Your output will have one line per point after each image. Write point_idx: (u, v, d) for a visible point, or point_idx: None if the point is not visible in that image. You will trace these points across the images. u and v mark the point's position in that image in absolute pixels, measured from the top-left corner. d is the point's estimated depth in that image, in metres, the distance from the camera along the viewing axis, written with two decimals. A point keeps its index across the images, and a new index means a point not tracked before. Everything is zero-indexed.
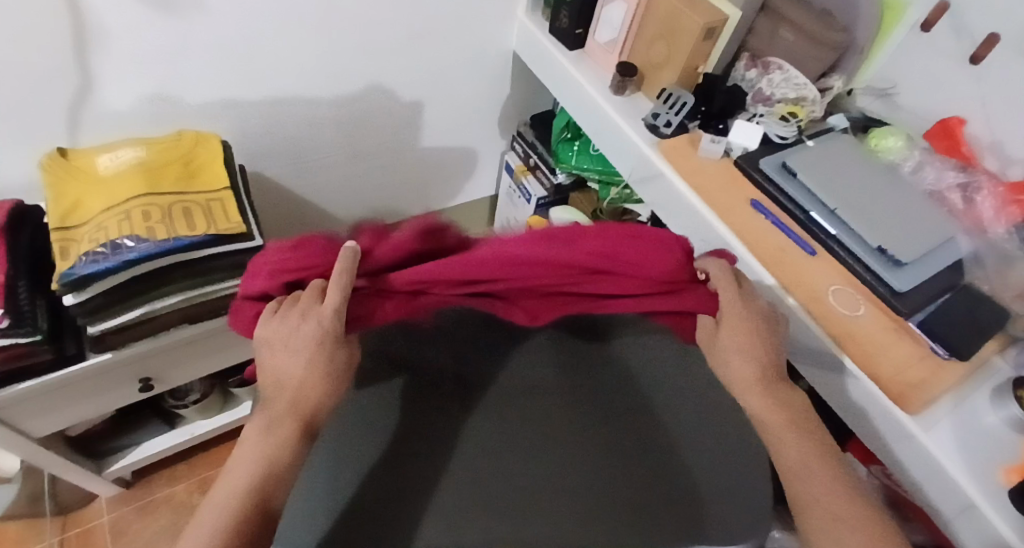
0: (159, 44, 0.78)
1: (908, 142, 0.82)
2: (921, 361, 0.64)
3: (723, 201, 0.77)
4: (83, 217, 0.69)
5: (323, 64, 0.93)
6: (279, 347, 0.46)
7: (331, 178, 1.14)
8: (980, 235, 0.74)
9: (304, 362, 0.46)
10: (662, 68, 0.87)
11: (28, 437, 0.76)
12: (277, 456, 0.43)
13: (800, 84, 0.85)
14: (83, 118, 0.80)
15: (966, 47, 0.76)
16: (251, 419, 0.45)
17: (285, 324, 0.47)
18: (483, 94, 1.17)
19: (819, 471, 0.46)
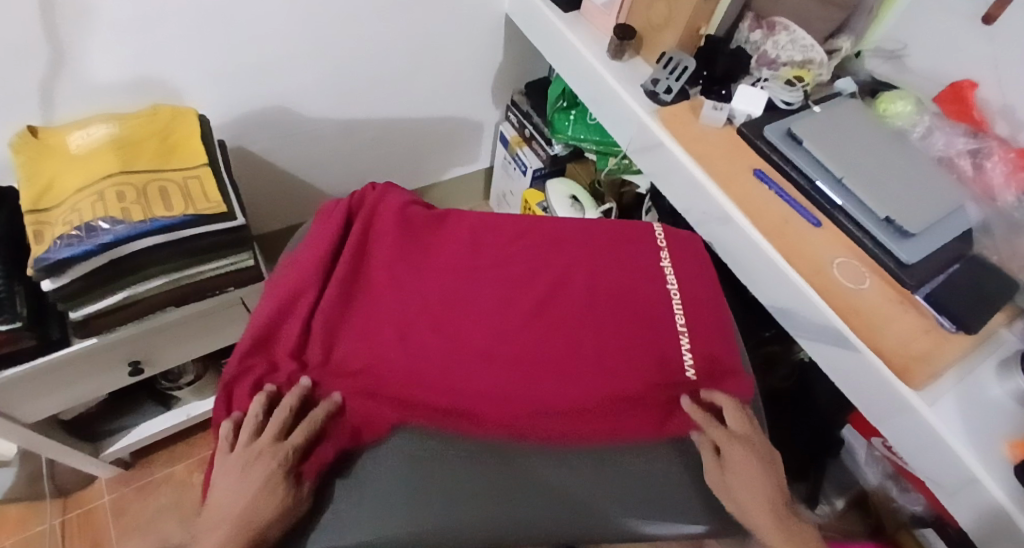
0: (129, 14, 0.73)
1: (918, 106, 0.79)
2: (926, 334, 0.63)
3: (725, 171, 0.74)
4: (56, 198, 0.66)
5: (305, 32, 0.89)
6: (240, 466, 0.48)
7: (319, 152, 1.10)
8: (989, 202, 0.71)
9: (253, 480, 0.47)
10: (662, 30, 0.83)
11: (18, 424, 0.75)
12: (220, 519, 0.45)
13: (807, 46, 0.81)
14: (55, 94, 0.76)
15: (980, 3, 0.72)
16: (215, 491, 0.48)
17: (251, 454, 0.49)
18: (475, 61, 1.12)
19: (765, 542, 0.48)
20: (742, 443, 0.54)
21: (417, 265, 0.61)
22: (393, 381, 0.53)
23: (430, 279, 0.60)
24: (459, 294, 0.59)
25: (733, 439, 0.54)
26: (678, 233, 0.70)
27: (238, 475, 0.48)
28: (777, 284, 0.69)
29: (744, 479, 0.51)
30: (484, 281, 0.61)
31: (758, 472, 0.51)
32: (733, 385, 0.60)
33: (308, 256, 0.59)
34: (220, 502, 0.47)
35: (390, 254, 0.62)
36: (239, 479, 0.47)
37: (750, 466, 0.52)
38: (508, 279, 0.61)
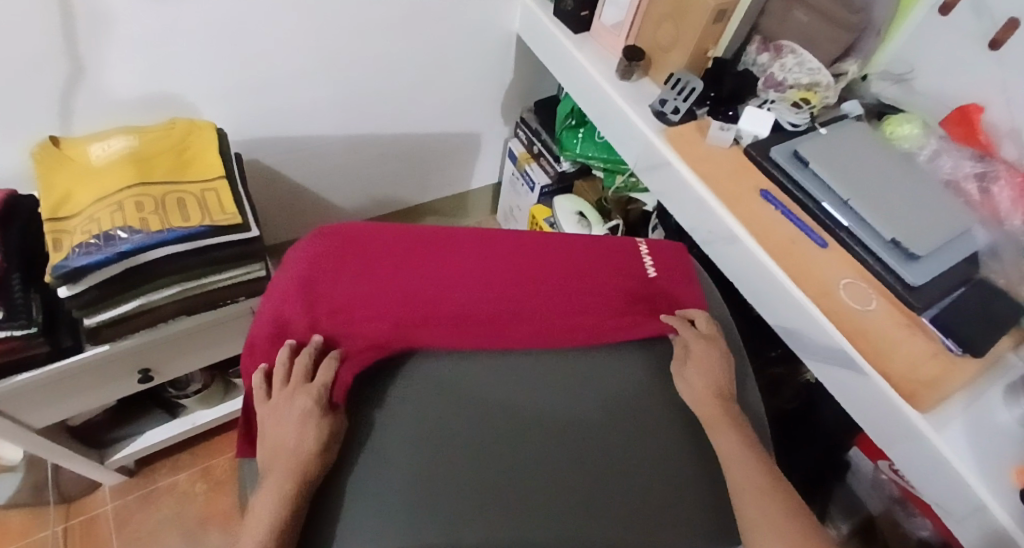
0: (148, 28, 0.75)
1: (924, 129, 0.80)
2: (933, 357, 0.63)
3: (732, 192, 0.74)
4: (75, 208, 0.67)
5: (319, 48, 0.91)
6: (284, 412, 0.51)
7: (329, 165, 1.12)
8: (996, 226, 0.72)
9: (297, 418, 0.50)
10: (670, 51, 0.84)
11: (27, 429, 0.76)
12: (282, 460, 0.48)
13: (813, 69, 0.82)
14: (75, 105, 0.78)
15: (986, 29, 0.73)
16: (268, 446, 0.50)
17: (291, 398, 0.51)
18: (485, 79, 1.14)
19: (751, 491, 0.50)
20: (706, 339, 0.61)
21: (397, 242, 0.62)
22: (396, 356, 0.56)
23: (412, 253, 0.62)
24: (465, 269, 0.61)
25: (700, 336, 0.61)
26: (662, 243, 0.71)
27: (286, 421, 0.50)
28: (784, 305, 0.69)
29: (705, 380, 0.58)
30: (468, 247, 0.64)
31: (717, 368, 0.59)
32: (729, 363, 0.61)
33: (313, 256, 0.60)
34: (274, 451, 0.49)
35: (365, 237, 0.63)
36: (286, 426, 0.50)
37: (730, 425, 0.55)
38: (511, 270, 0.62)
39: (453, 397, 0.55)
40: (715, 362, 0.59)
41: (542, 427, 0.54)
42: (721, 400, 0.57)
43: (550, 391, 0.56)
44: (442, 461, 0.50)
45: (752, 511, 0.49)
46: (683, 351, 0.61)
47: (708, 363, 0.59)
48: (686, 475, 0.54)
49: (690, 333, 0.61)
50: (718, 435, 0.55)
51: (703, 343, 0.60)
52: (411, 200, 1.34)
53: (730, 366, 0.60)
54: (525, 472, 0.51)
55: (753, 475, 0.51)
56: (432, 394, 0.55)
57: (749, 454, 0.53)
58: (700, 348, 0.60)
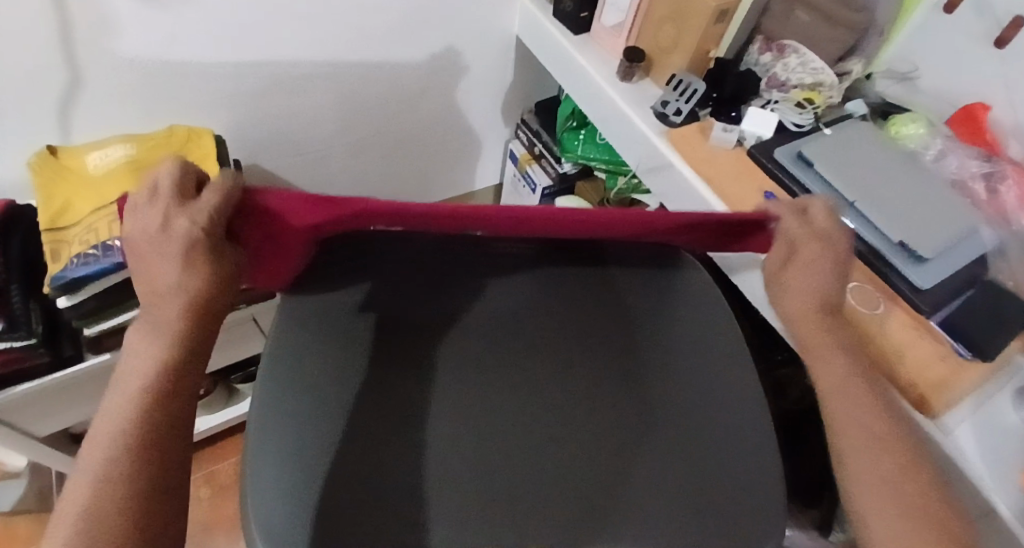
0: (147, 35, 0.75)
1: (930, 129, 0.79)
2: (941, 361, 0.62)
3: (735, 193, 0.74)
4: (74, 217, 0.68)
5: (322, 52, 0.90)
6: (151, 336, 0.42)
7: (330, 169, 1.12)
8: (1004, 227, 0.71)
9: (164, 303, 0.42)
10: (671, 52, 0.83)
11: (33, 438, 0.75)
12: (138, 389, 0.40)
13: (817, 69, 0.82)
14: (75, 114, 0.78)
15: (991, 27, 0.72)
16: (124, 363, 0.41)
17: (156, 338, 0.42)
18: (487, 81, 1.13)
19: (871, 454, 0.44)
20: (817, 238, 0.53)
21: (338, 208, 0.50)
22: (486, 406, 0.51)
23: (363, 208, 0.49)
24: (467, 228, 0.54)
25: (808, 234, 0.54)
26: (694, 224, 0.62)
27: (139, 347, 0.42)
28: None
29: (802, 287, 0.53)
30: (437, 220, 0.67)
31: (825, 275, 0.52)
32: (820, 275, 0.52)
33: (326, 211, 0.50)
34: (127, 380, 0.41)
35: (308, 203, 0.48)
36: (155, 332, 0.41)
37: (835, 349, 0.50)
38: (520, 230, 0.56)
39: (477, 380, 0.52)
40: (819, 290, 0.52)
41: (604, 431, 0.50)
42: (824, 312, 0.52)
43: (585, 388, 0.53)
44: (477, 446, 0.48)
45: (854, 456, 0.45)
46: (783, 256, 0.54)
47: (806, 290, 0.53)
48: (741, 459, 0.49)
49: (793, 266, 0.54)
50: (819, 360, 0.50)
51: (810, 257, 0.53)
52: None
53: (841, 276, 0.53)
54: (560, 454, 0.48)
55: (874, 470, 0.44)
56: (462, 401, 0.51)
57: (876, 418, 0.46)
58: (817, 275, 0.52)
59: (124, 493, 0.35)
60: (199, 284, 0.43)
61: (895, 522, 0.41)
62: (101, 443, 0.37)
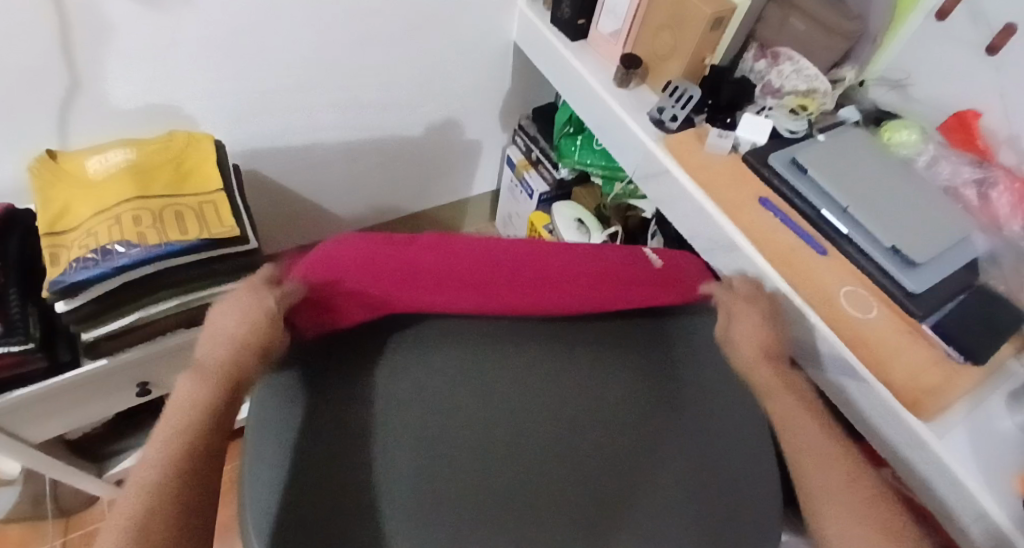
0: (147, 41, 0.75)
1: (922, 136, 0.80)
2: (935, 366, 0.62)
3: (731, 199, 0.74)
4: (73, 222, 0.68)
5: (321, 58, 0.91)
6: (202, 381, 0.48)
7: (329, 175, 1.12)
8: (995, 232, 0.72)
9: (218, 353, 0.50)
10: (668, 59, 0.84)
11: (27, 443, 0.75)
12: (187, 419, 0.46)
13: (811, 75, 0.83)
14: (74, 119, 0.78)
15: (983, 36, 0.73)
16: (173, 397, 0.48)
17: (206, 382, 0.48)
18: (485, 87, 1.14)
19: (827, 471, 0.49)
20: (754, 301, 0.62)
21: (399, 249, 0.57)
22: (461, 427, 0.54)
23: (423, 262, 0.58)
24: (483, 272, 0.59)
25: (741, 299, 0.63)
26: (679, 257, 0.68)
27: (186, 388, 0.48)
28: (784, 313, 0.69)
29: (749, 336, 0.59)
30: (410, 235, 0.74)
31: (760, 323, 0.60)
32: (761, 323, 0.60)
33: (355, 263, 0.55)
34: (172, 414, 0.47)
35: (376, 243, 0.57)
36: (205, 376, 0.48)
37: (785, 389, 0.56)
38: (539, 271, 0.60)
39: (464, 405, 0.55)
40: (754, 328, 0.59)
41: (578, 456, 0.54)
42: (771, 361, 0.58)
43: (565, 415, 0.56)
44: (441, 462, 0.51)
45: (813, 469, 0.50)
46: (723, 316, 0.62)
47: (753, 332, 0.59)
48: None
49: (745, 317, 0.60)
50: (768, 399, 0.56)
51: (755, 312, 0.61)
52: (410, 208, 1.34)
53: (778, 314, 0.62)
54: (540, 481, 0.51)
55: (831, 482, 0.48)
56: (444, 420, 0.54)
57: (823, 440, 0.51)
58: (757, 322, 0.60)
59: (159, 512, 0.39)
60: (251, 339, 0.51)
61: (854, 528, 0.45)
62: (151, 459, 0.43)
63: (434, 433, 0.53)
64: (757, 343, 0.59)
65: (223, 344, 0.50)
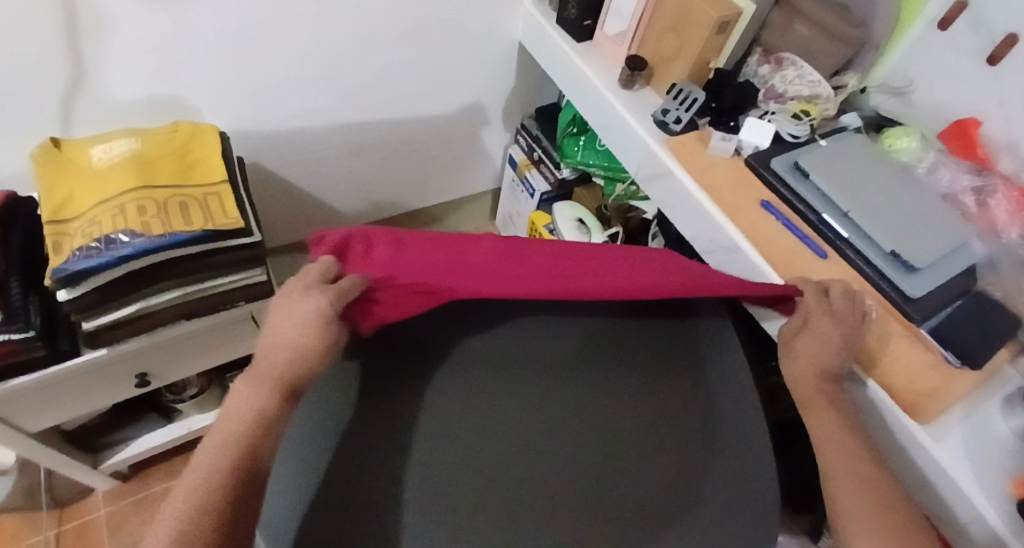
0: (153, 31, 0.75)
1: (923, 143, 0.81)
2: (934, 369, 0.62)
3: (732, 201, 0.75)
4: (76, 210, 0.67)
5: (326, 53, 0.91)
6: (260, 386, 0.44)
7: (332, 170, 1.12)
8: (994, 239, 0.72)
9: (278, 349, 0.45)
10: (673, 61, 0.85)
11: (23, 433, 0.74)
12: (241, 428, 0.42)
13: (815, 81, 0.82)
14: (77, 108, 0.78)
15: (985, 45, 0.74)
16: (228, 397, 0.44)
17: (263, 388, 0.44)
18: (488, 86, 1.14)
19: (855, 492, 0.45)
20: (829, 315, 0.58)
21: (455, 241, 0.54)
22: (511, 417, 0.47)
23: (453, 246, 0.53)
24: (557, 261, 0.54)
25: (824, 309, 0.58)
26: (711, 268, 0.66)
27: (240, 391, 0.44)
28: None
29: (809, 349, 0.55)
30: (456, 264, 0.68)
31: (827, 340, 0.56)
32: (829, 335, 0.56)
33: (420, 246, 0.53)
34: (226, 418, 0.43)
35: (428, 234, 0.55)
36: (263, 376, 0.44)
37: (830, 408, 0.51)
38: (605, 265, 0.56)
39: (507, 394, 0.49)
40: (821, 338, 0.56)
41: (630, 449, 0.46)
42: (822, 381, 0.54)
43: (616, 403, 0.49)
44: (472, 455, 0.45)
45: (842, 491, 0.45)
46: (797, 325, 0.58)
47: (814, 342, 0.56)
48: None
49: (826, 319, 0.57)
50: (809, 418, 0.51)
51: (826, 317, 0.58)
52: (411, 205, 1.34)
53: (854, 330, 0.58)
54: (588, 474, 0.44)
55: (855, 511, 0.44)
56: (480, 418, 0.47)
57: (863, 464, 0.47)
58: (824, 331, 0.56)
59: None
60: (309, 337, 0.45)
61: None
62: (199, 467, 0.40)
63: (469, 427, 0.46)
64: (808, 358, 0.55)
65: (284, 339, 0.45)
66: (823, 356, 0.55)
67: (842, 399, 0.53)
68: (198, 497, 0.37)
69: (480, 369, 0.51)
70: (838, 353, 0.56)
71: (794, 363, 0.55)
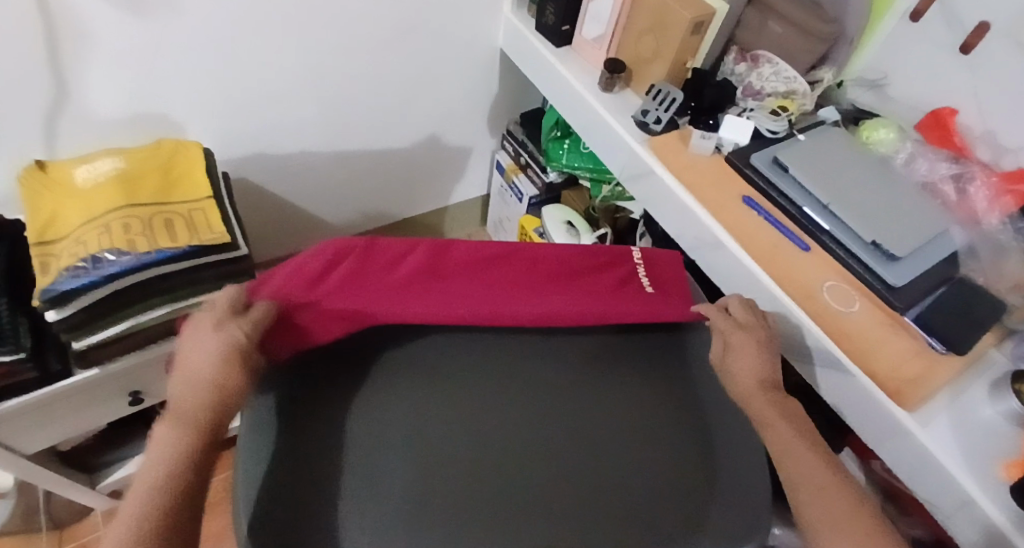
0: (133, 50, 0.76)
1: (900, 134, 0.82)
2: (916, 357, 0.64)
3: (713, 197, 0.76)
4: (62, 230, 0.68)
5: (308, 66, 0.92)
6: (177, 427, 0.46)
7: (320, 182, 1.13)
8: (974, 226, 0.73)
9: (198, 383, 0.48)
10: (651, 63, 0.86)
11: (19, 455, 0.75)
12: (167, 468, 0.44)
13: (790, 78, 0.84)
14: (62, 130, 0.79)
15: (957, 35, 0.75)
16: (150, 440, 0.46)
17: (184, 421, 0.46)
18: (472, 93, 1.15)
19: (825, 499, 0.45)
20: (742, 328, 0.60)
21: (378, 259, 0.59)
22: (473, 439, 0.51)
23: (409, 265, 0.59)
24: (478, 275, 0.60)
25: (736, 326, 0.60)
26: (660, 252, 0.69)
27: (162, 434, 0.46)
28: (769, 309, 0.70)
29: (745, 367, 0.57)
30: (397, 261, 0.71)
31: (756, 355, 0.58)
32: (754, 354, 0.58)
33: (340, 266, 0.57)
34: (149, 464, 0.44)
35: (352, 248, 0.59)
36: (188, 414, 0.47)
37: (781, 418, 0.53)
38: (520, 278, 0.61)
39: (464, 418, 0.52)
40: (749, 351, 0.58)
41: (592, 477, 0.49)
42: (766, 391, 0.56)
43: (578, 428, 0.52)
44: (443, 479, 0.48)
45: (812, 500, 0.46)
46: (720, 345, 0.60)
47: (749, 355, 0.58)
48: None
49: (740, 335, 0.59)
50: (766, 429, 0.53)
51: (745, 334, 0.59)
52: (401, 214, 1.35)
53: (773, 350, 0.59)
54: (557, 493, 0.48)
55: (838, 513, 0.44)
56: (442, 441, 0.50)
57: (823, 470, 0.48)
58: (752, 348, 0.58)
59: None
60: (230, 370, 0.49)
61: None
62: (129, 516, 0.41)
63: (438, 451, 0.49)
64: (750, 372, 0.57)
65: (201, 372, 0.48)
66: (758, 369, 0.57)
67: (794, 411, 0.55)
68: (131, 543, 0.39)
69: (415, 384, 0.54)
70: (764, 371, 0.57)
71: (738, 379, 0.57)
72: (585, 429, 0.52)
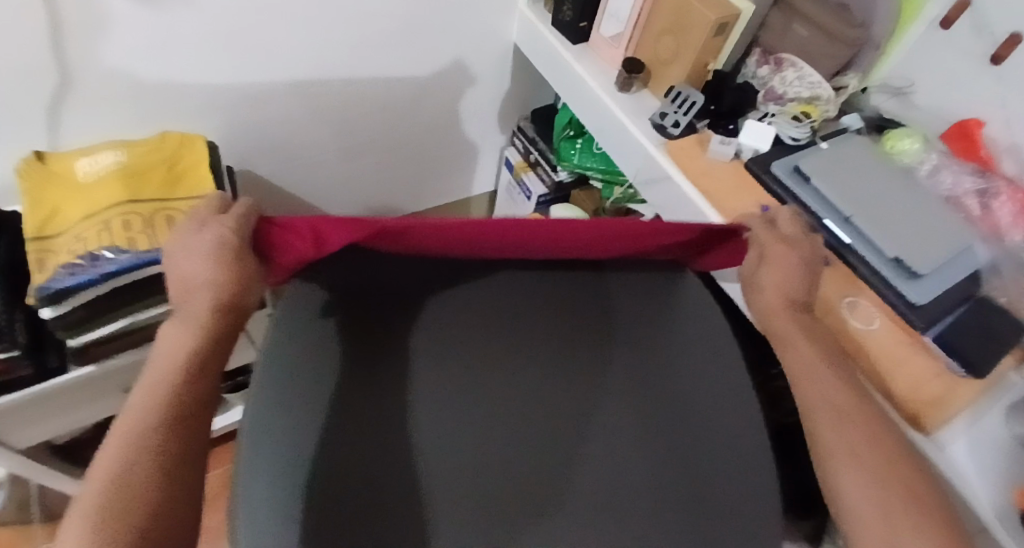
0: (140, 40, 0.73)
1: (925, 145, 0.79)
2: (936, 377, 0.62)
3: (732, 206, 0.74)
4: (61, 226, 0.66)
5: (317, 59, 0.89)
6: (182, 328, 0.47)
7: (326, 175, 1.11)
8: (996, 243, 0.71)
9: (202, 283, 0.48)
10: (670, 64, 0.83)
11: (12, 452, 0.72)
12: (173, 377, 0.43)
13: (814, 82, 0.81)
14: (62, 118, 0.76)
15: (987, 45, 0.73)
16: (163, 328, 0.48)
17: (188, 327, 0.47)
18: (483, 87, 1.13)
19: (846, 443, 0.45)
20: (783, 241, 0.58)
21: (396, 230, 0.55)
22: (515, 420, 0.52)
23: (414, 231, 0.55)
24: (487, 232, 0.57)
25: (778, 237, 0.58)
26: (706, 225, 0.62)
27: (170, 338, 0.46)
28: None
29: (778, 281, 0.56)
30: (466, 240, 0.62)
31: (792, 271, 0.56)
32: (793, 270, 0.56)
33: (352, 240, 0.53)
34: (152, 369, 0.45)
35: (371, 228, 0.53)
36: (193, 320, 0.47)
37: (806, 341, 0.53)
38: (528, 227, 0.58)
39: (502, 389, 0.54)
40: (784, 260, 0.57)
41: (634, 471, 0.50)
42: (792, 309, 0.56)
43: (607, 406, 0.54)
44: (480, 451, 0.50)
45: (835, 441, 0.46)
46: (757, 258, 0.58)
47: (782, 270, 0.56)
48: None
49: (779, 245, 0.57)
50: (789, 353, 0.53)
51: (783, 243, 0.57)
52: (406, 209, 1.32)
53: (812, 268, 0.57)
54: (582, 481, 0.49)
55: (860, 448, 0.45)
56: (482, 412, 0.52)
57: (857, 413, 0.47)
58: (789, 260, 0.56)
59: (140, 474, 0.38)
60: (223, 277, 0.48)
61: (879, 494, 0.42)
62: (129, 422, 0.41)
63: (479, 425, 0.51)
64: (781, 286, 0.56)
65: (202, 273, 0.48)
66: (786, 281, 0.56)
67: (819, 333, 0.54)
68: (143, 453, 0.39)
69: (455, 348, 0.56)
70: (797, 287, 0.56)
71: (765, 301, 0.56)
72: (585, 397, 0.54)
